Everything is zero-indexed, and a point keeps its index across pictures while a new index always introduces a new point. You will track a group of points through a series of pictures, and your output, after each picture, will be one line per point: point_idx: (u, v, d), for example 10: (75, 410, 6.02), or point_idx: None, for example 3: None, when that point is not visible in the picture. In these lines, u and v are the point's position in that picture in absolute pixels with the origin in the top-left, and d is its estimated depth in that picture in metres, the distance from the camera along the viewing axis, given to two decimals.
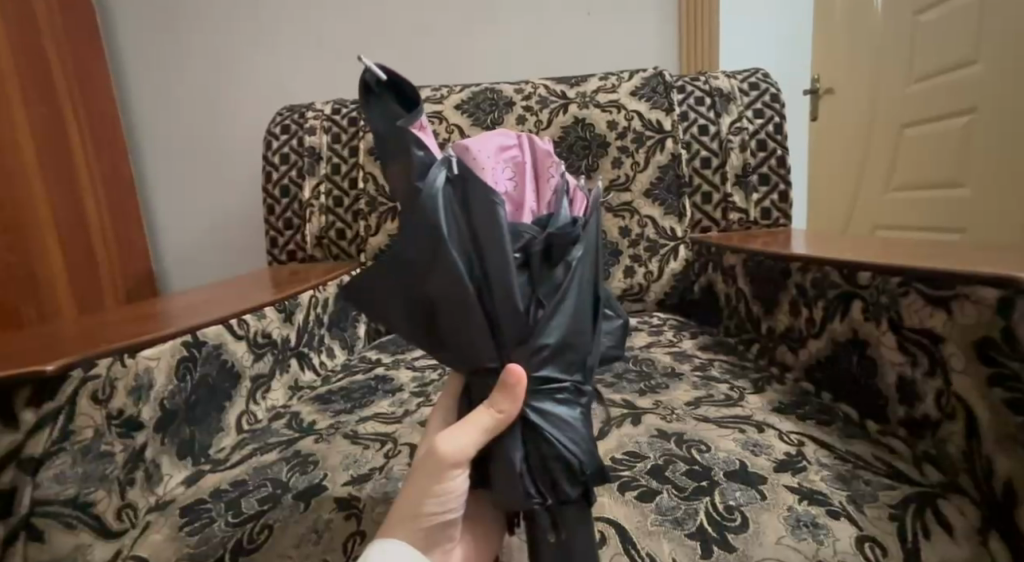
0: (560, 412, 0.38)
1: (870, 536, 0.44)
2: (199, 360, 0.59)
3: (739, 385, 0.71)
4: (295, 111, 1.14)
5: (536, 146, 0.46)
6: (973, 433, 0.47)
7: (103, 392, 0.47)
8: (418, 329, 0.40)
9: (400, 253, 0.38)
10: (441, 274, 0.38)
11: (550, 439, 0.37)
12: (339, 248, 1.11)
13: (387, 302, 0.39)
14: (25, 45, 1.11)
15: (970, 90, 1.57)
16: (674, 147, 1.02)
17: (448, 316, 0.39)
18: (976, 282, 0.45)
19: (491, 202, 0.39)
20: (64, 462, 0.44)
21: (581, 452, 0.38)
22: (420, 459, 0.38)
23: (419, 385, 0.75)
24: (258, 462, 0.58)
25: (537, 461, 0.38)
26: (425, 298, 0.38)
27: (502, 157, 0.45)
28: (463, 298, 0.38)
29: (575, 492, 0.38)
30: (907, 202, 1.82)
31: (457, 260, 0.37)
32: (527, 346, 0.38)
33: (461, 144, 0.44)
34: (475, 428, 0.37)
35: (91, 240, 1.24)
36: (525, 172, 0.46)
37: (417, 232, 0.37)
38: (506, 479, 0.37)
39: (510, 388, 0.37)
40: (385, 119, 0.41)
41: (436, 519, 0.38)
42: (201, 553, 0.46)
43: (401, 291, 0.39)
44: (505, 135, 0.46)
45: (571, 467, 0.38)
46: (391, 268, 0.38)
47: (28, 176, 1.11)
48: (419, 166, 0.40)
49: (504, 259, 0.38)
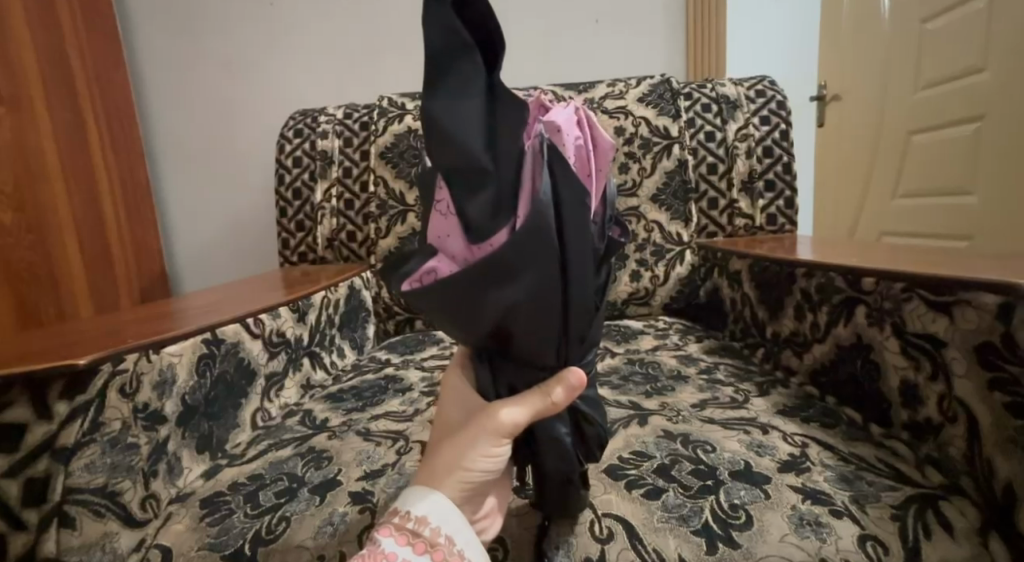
0: (590, 392, 0.45)
1: (871, 535, 0.45)
2: (218, 357, 0.61)
3: (744, 388, 0.72)
4: (308, 116, 1.16)
5: (600, 136, 0.41)
6: (974, 436, 0.48)
7: (130, 386, 0.49)
8: (488, 330, 0.38)
9: (497, 257, 0.34)
10: (532, 282, 0.36)
11: (589, 417, 0.43)
12: (349, 250, 1.12)
13: (462, 300, 0.36)
14: (49, 51, 1.14)
15: (975, 98, 1.58)
16: (681, 153, 1.03)
17: (527, 319, 0.37)
18: (977, 288, 0.46)
19: (586, 206, 0.37)
20: (94, 452, 0.46)
21: (603, 422, 0.45)
22: (468, 435, 0.40)
23: (429, 385, 0.77)
24: (273, 457, 0.60)
25: (577, 435, 0.44)
26: (508, 306, 0.36)
27: (575, 142, 0.39)
28: (546, 304, 0.37)
29: (596, 456, 0.45)
30: (916, 210, 1.82)
31: (552, 268, 0.36)
32: (584, 345, 0.41)
33: (551, 122, 0.38)
34: (531, 413, 0.39)
35: (110, 240, 1.27)
36: (590, 163, 0.40)
37: (521, 239, 0.34)
38: (555, 451, 0.42)
39: (570, 387, 0.39)
40: (447, 55, 0.34)
41: (473, 481, 0.41)
42: (220, 543, 0.48)
43: (481, 295, 0.35)
44: (571, 114, 0.40)
45: (600, 436, 0.44)
46: (479, 270, 0.35)
47: (51, 178, 1.14)
48: (510, 141, 0.35)
49: (586, 267, 0.38)
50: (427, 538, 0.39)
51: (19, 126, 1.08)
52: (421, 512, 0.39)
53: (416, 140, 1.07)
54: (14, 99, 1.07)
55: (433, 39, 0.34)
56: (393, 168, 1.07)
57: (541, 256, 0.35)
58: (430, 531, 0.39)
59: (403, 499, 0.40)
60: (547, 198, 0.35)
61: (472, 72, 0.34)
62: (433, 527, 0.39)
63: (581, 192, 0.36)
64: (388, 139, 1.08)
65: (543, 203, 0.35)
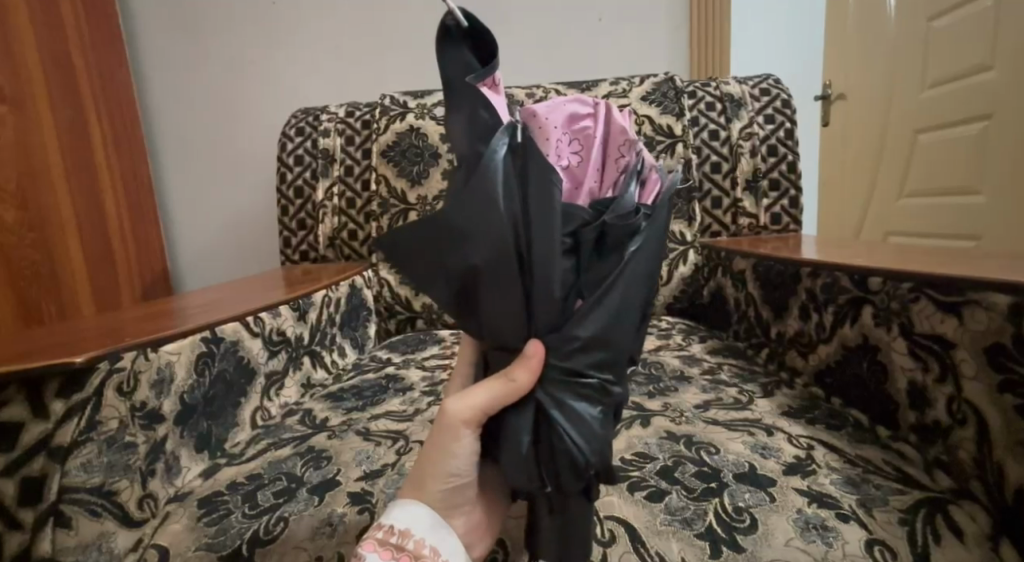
0: (579, 410, 0.39)
1: (879, 540, 0.44)
2: (217, 356, 0.60)
3: (748, 389, 0.71)
4: (310, 114, 1.15)
5: (612, 123, 0.44)
6: (985, 439, 0.47)
7: (128, 384, 0.49)
8: (454, 294, 0.40)
9: (449, 218, 0.37)
10: (486, 244, 0.37)
11: (561, 434, 0.38)
12: (351, 249, 1.12)
13: (425, 261, 0.39)
14: (49, 46, 1.13)
15: (985, 97, 1.57)
16: (685, 151, 1.02)
17: (491, 286, 0.38)
18: (989, 288, 0.45)
19: (551, 183, 0.38)
20: (90, 452, 0.46)
21: (591, 451, 0.38)
22: (432, 431, 0.41)
23: (429, 385, 0.76)
24: (272, 457, 0.59)
25: (544, 450, 0.39)
26: (467, 270, 0.38)
27: (577, 127, 0.44)
28: (505, 271, 0.38)
29: (578, 487, 0.39)
30: (922, 209, 1.81)
31: (507, 233, 0.37)
32: (560, 334, 0.39)
33: (529, 108, 0.43)
34: (489, 396, 0.39)
35: (111, 239, 1.26)
36: (593, 148, 0.44)
37: (471, 196, 0.37)
38: (510, 460, 0.39)
39: (528, 361, 0.39)
40: (457, 66, 0.40)
41: (460, 478, 0.42)
42: (218, 543, 0.47)
43: (442, 256, 0.38)
44: (581, 103, 0.45)
45: (577, 465, 0.38)
46: (438, 229, 0.38)
47: (51, 175, 1.13)
48: (483, 129, 0.39)
49: (551, 242, 0.38)
50: (411, 550, 0.40)
51: (21, 124, 1.08)
52: (404, 525, 0.40)
53: (418, 139, 1.06)
54: (16, 96, 1.07)
55: (447, 69, 0.40)
56: (395, 166, 1.07)
57: (493, 221, 0.37)
58: (414, 543, 0.40)
59: (385, 515, 0.42)
60: (498, 163, 0.38)
61: (462, 80, 0.40)
62: (416, 540, 0.40)
63: (546, 168, 0.38)
64: (390, 137, 1.08)
65: (500, 171, 0.38)
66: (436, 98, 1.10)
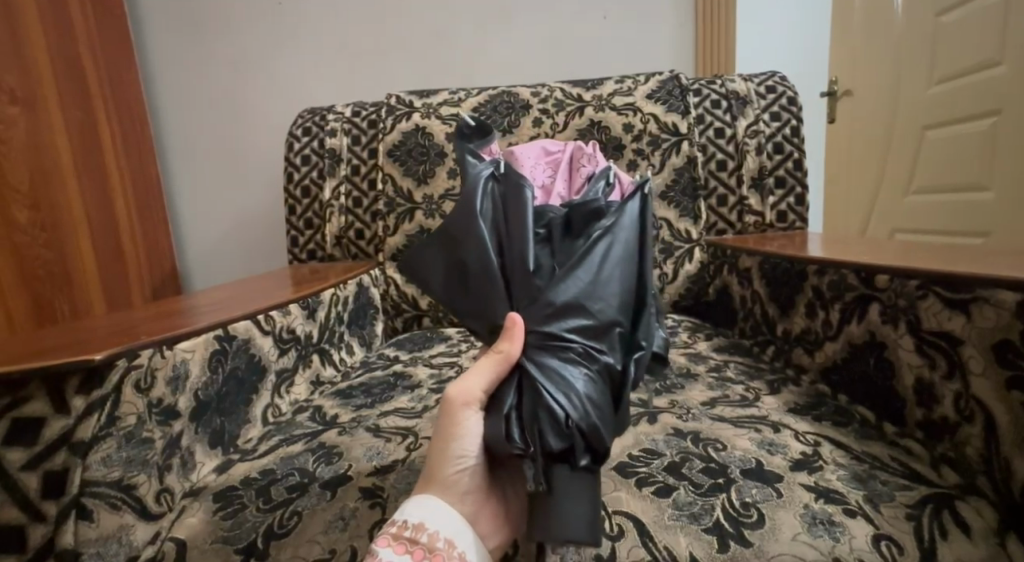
0: (561, 368, 0.39)
1: (886, 535, 0.45)
2: (229, 354, 0.61)
3: (754, 386, 0.71)
4: (316, 114, 1.16)
5: (575, 150, 0.56)
6: (992, 436, 0.48)
7: (145, 381, 0.50)
8: (451, 291, 0.46)
9: (446, 231, 0.47)
10: (469, 241, 0.45)
11: (539, 389, 0.39)
12: (358, 247, 1.13)
13: (428, 267, 0.47)
14: (59, 47, 1.14)
15: (993, 94, 1.57)
16: (690, 149, 1.02)
17: (476, 273, 0.44)
18: (997, 286, 0.46)
19: (521, 186, 0.45)
20: (110, 446, 0.47)
21: (570, 407, 0.38)
22: (438, 417, 0.43)
23: (437, 382, 0.77)
24: (285, 453, 0.60)
25: (527, 409, 0.39)
26: (458, 267, 0.45)
27: (548, 158, 0.57)
28: (488, 261, 0.44)
29: (561, 446, 0.38)
30: (931, 206, 1.80)
31: (484, 228, 0.45)
32: (538, 304, 0.41)
33: (509, 151, 0.56)
34: (485, 370, 0.41)
35: (122, 238, 1.27)
36: (561, 167, 0.55)
37: (458, 210, 0.46)
38: (493, 417, 0.40)
39: (509, 330, 0.41)
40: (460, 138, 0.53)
41: (468, 461, 0.43)
42: (233, 537, 0.49)
43: (441, 260, 0.47)
44: (552, 143, 0.58)
45: (558, 419, 0.38)
46: (438, 242, 0.47)
47: (65, 173, 1.15)
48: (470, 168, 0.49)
49: (523, 227, 0.44)
50: (425, 543, 0.41)
51: (32, 123, 1.09)
52: (417, 519, 0.41)
53: (424, 138, 1.07)
54: (27, 97, 1.08)
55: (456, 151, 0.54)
56: (400, 165, 1.07)
57: (470, 221, 0.45)
58: (428, 536, 0.41)
59: (399, 510, 0.42)
60: (477, 181, 0.47)
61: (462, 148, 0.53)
62: (430, 532, 0.41)
63: (517, 177, 0.46)
64: (395, 136, 1.08)
65: (482, 189, 0.46)
66: (442, 97, 1.10)
